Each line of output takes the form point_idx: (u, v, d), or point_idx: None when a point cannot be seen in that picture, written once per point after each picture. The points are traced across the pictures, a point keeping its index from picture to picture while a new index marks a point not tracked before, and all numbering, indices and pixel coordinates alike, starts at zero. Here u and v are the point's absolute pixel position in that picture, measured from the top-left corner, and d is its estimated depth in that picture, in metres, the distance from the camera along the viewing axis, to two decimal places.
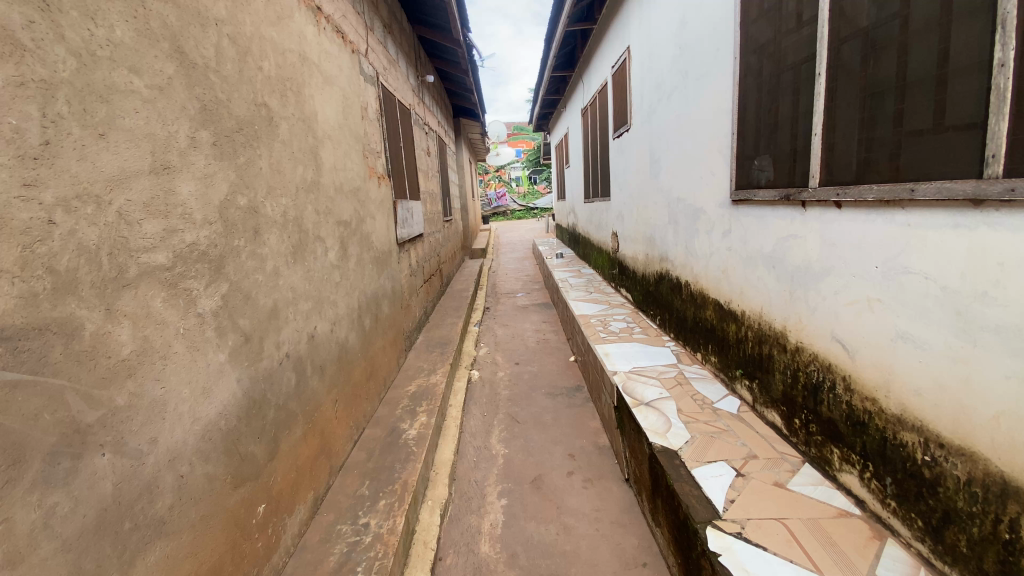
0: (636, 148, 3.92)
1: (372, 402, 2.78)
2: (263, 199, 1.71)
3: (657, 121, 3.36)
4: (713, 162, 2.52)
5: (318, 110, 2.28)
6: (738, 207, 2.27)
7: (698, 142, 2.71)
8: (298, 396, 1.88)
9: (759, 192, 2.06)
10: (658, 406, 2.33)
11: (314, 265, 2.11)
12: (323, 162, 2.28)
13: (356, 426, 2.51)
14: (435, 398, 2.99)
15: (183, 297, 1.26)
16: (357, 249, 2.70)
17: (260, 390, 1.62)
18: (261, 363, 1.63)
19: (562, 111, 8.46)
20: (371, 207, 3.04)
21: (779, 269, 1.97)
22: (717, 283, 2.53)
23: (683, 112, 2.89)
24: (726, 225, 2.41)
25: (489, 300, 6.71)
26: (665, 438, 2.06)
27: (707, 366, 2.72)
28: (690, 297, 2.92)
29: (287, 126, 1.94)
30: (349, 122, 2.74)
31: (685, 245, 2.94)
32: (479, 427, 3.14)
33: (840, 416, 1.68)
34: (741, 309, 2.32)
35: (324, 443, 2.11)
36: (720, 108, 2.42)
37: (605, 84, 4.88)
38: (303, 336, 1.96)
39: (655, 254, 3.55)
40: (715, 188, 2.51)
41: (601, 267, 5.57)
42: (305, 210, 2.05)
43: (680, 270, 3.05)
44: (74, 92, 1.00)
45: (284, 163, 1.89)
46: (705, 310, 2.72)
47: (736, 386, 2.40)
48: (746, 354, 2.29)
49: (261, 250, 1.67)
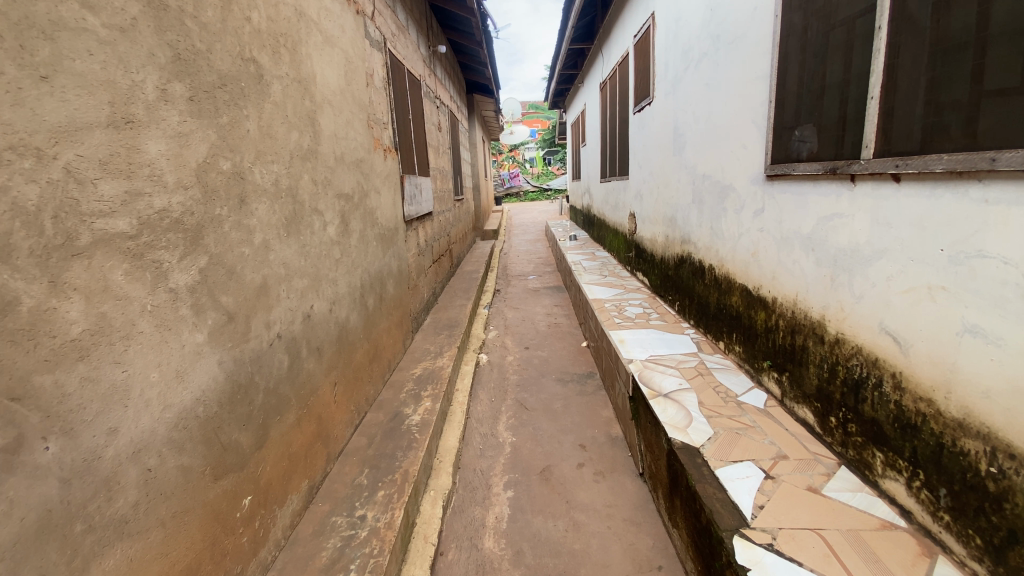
0: (658, 122, 3.68)
1: (375, 385, 2.65)
2: (251, 165, 1.55)
3: (682, 92, 3.13)
4: (745, 135, 2.31)
5: (317, 71, 2.10)
6: (774, 184, 2.07)
7: (727, 114, 2.49)
8: (291, 380, 1.75)
9: (799, 166, 1.86)
10: (678, 398, 2.18)
11: (311, 240, 1.96)
12: (321, 129, 2.12)
13: (358, 410, 2.39)
14: (440, 382, 2.86)
15: (151, 270, 1.12)
16: (360, 224, 2.55)
17: (246, 373, 1.49)
18: (248, 344, 1.50)
19: (580, 87, 8.14)
20: (377, 182, 2.88)
21: (820, 252, 1.78)
22: (746, 268, 2.35)
23: (712, 82, 2.67)
24: (758, 203, 2.21)
25: (500, 282, 6.53)
26: (686, 433, 1.90)
27: (731, 356, 2.54)
28: (714, 281, 2.73)
29: (280, 86, 1.78)
30: (352, 88, 2.57)
31: (710, 227, 2.74)
32: (486, 412, 3.01)
33: (886, 417, 1.51)
34: (771, 295, 2.13)
35: (321, 429, 1.98)
36: (754, 77, 2.21)
37: (627, 55, 4.62)
38: (298, 316, 1.82)
39: (676, 236, 3.36)
40: (746, 164, 2.32)
41: (616, 249, 5.37)
42: (300, 179, 1.90)
43: (704, 254, 2.87)
44: (8, 25, 0.85)
45: (276, 126, 1.73)
46: (729, 297, 2.54)
47: (764, 379, 2.22)
48: (776, 344, 2.11)
49: (248, 222, 1.52)
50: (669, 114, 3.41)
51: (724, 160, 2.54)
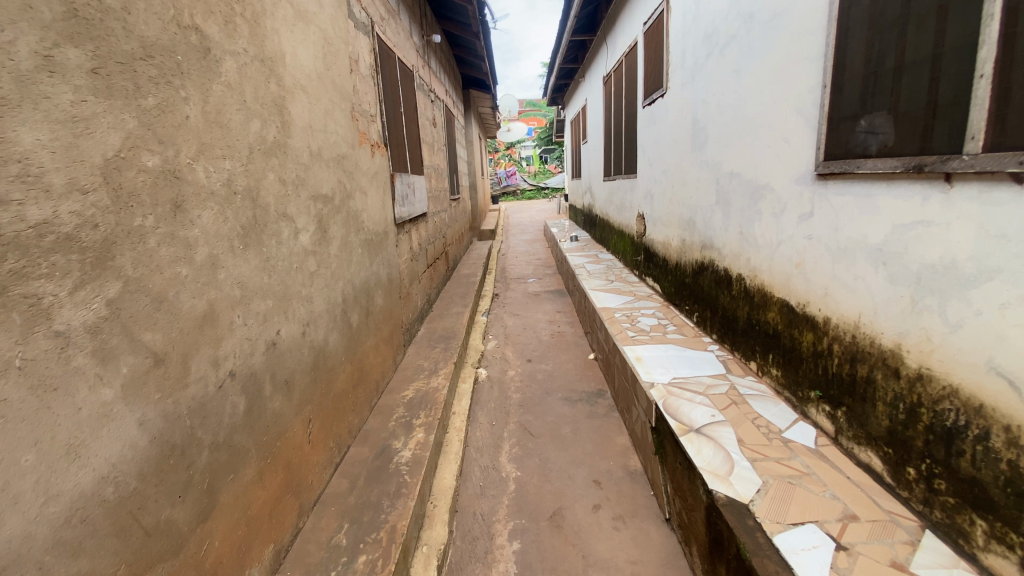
0: (673, 115, 3.36)
1: (360, 413, 2.32)
2: (190, 161, 1.23)
3: (704, 81, 2.80)
4: (787, 127, 2.00)
5: (286, 50, 1.77)
6: (827, 183, 1.75)
7: (763, 103, 2.17)
8: (249, 427, 1.42)
9: (866, 162, 1.54)
10: (712, 435, 1.86)
11: (277, 251, 1.63)
12: (292, 119, 1.78)
13: (339, 446, 2.06)
14: (435, 407, 2.53)
15: (21, 305, 0.82)
16: (341, 230, 2.22)
17: (184, 429, 1.16)
18: (186, 391, 1.17)
19: (580, 82, 7.82)
20: (362, 181, 2.55)
21: (894, 267, 1.47)
22: (787, 281, 2.03)
23: (743, 68, 2.35)
24: (804, 206, 1.89)
25: (499, 286, 6.20)
26: (729, 484, 1.58)
27: (766, 380, 2.23)
28: (744, 293, 2.42)
29: (235, 65, 1.45)
30: (332, 72, 2.23)
31: (740, 232, 2.43)
32: (487, 439, 2.68)
33: (993, 478, 1.20)
34: (822, 315, 1.82)
35: (291, 479, 1.65)
36: (798, 58, 1.89)
37: (635, 44, 4.29)
38: (259, 346, 1.49)
39: (695, 240, 3.04)
40: (787, 161, 2.00)
41: (622, 252, 5.05)
42: (263, 179, 1.57)
43: (730, 261, 2.55)
44: None
45: (229, 113, 1.40)
46: (765, 312, 2.23)
47: (811, 411, 1.91)
48: (829, 372, 1.79)
49: (185, 234, 1.19)
50: (687, 106, 3.08)
51: (758, 155, 2.22)
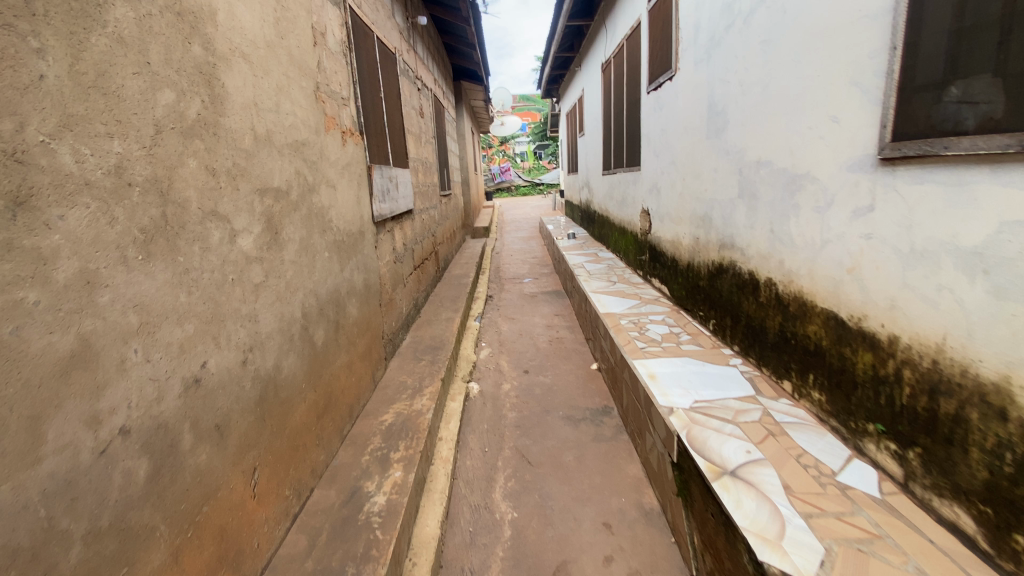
0: (683, 99, 3.01)
1: (326, 447, 1.96)
2: (47, 138, 0.87)
3: (722, 57, 2.45)
4: (835, 103, 1.66)
5: (219, 5, 1.41)
6: (896, 171, 1.42)
7: (801, 77, 1.83)
8: (154, 498, 1.06)
9: (962, 142, 1.20)
10: (752, 480, 1.51)
11: (203, 260, 1.27)
12: (228, 93, 1.42)
13: (296, 493, 1.70)
14: (417, 436, 2.17)
15: None
16: (300, 230, 1.86)
17: (31, 525, 0.80)
18: (36, 469, 0.82)
19: (576, 71, 7.46)
20: (330, 172, 2.19)
21: (1004, 279, 1.14)
22: (835, 289, 1.69)
23: (773, 37, 2.00)
24: (861, 199, 1.55)
25: (492, 287, 5.84)
26: (784, 554, 1.23)
27: (805, 404, 1.90)
28: (774, 301, 2.08)
29: (133, 14, 1.09)
30: (288, 42, 1.86)
31: (770, 230, 2.08)
32: (478, 470, 2.33)
33: None
34: (886, 333, 1.48)
35: (224, 551, 1.30)
36: (851, 17, 1.55)
37: (638, 24, 3.94)
38: (171, 387, 1.13)
39: (710, 239, 2.70)
40: (835, 144, 1.66)
41: (624, 250, 4.70)
42: (181, 167, 1.21)
43: (755, 263, 2.22)
44: None
45: (121, 76, 1.03)
46: (802, 325, 1.89)
47: (870, 448, 1.58)
48: (895, 403, 1.46)
49: (35, 243, 0.83)
50: (700, 88, 2.74)
51: (794, 140, 1.88)
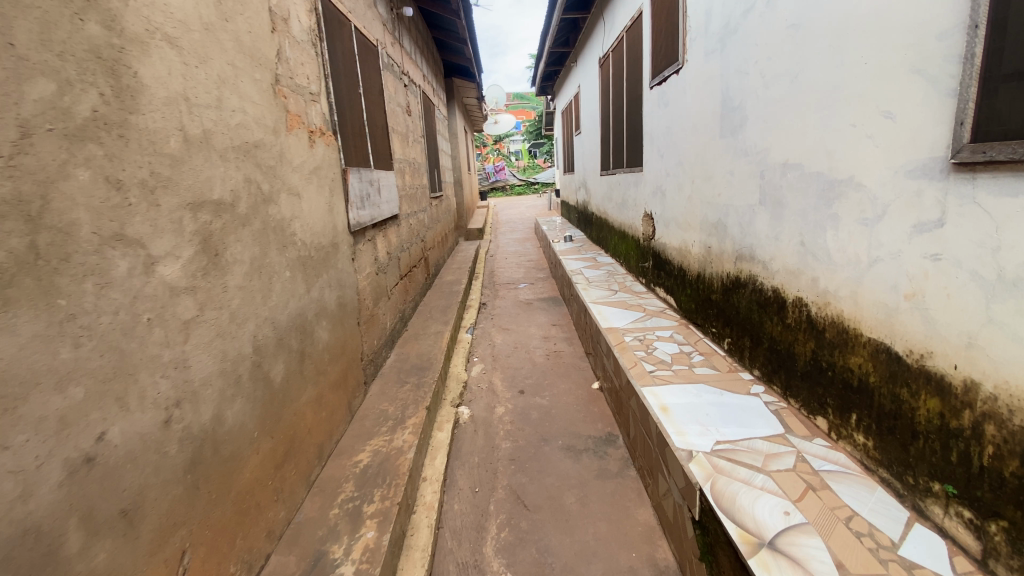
0: (692, 94, 2.73)
1: (287, 501, 1.67)
2: None
3: (740, 45, 2.17)
4: (888, 96, 1.38)
5: None
6: (976, 180, 1.15)
7: (841, 66, 1.55)
8: None
9: None
10: (794, 554, 1.24)
11: (99, 300, 0.99)
12: (140, 84, 1.14)
13: (245, 566, 1.42)
14: (396, 481, 1.89)
15: None
16: (252, 248, 1.56)
17: None
18: None
19: (572, 67, 7.17)
20: (292, 178, 1.90)
21: None
22: (887, 317, 1.43)
23: (804, 20, 1.72)
24: (926, 212, 1.28)
25: (486, 293, 5.55)
26: None
27: (846, 448, 1.63)
28: (805, 325, 1.80)
29: None
30: (236, 25, 1.57)
31: (800, 243, 1.81)
32: (467, 515, 2.05)
33: None
34: (960, 376, 1.22)
35: None
36: None
37: (639, 13, 3.66)
38: (41, 477, 0.85)
39: (725, 249, 2.42)
40: (889, 144, 1.39)
41: (624, 255, 4.42)
42: (60, 180, 0.93)
43: (781, 279, 1.94)
44: None
45: None
46: (842, 355, 1.62)
47: (937, 512, 1.31)
48: (972, 463, 1.20)
49: None
50: (713, 81, 2.46)
51: (832, 139, 1.61)
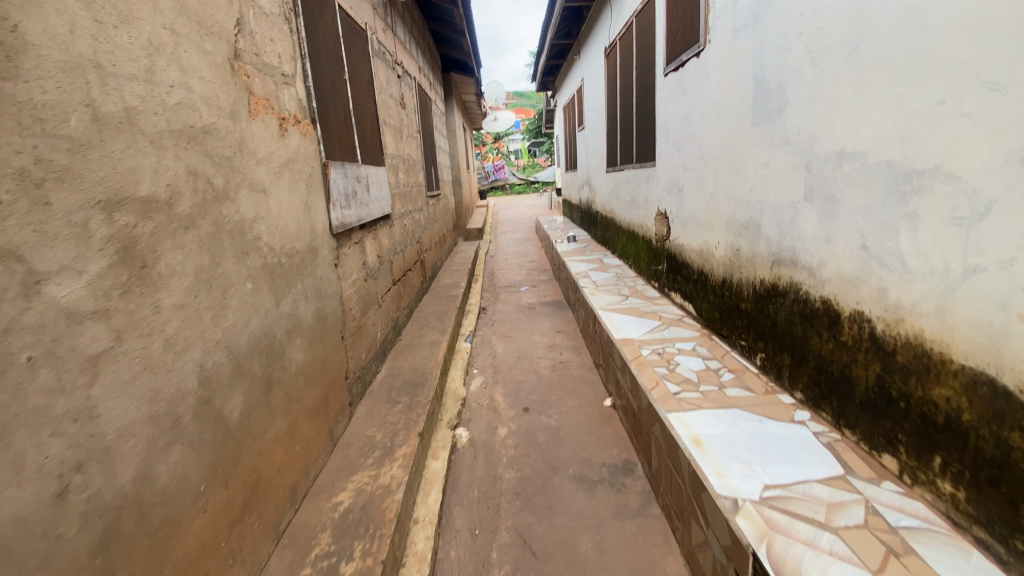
0: (716, 78, 2.43)
1: (245, 562, 1.38)
2: None
3: (777, 17, 1.88)
4: (994, 62, 1.09)
5: None
6: None
7: (922, 30, 1.26)
8: None
9: None
10: None
11: None
12: (22, 44, 0.86)
13: None
14: (382, 531, 1.59)
15: None
16: (197, 256, 1.27)
17: None
18: None
19: (574, 60, 6.88)
20: (257, 172, 1.60)
21: None
22: (992, 340, 1.13)
23: None
24: None
25: (486, 297, 5.25)
26: None
27: (926, 496, 1.34)
28: (866, 344, 1.51)
29: None
30: None
31: (860, 246, 1.51)
32: (466, 565, 1.75)
33: None
34: None
35: None
36: None
37: None
38: None
39: (758, 252, 2.13)
40: (995, 123, 1.10)
41: (634, 256, 4.13)
42: None
43: (832, 289, 1.65)
44: None
45: None
46: (921, 384, 1.33)
47: None
48: None
49: None
50: (742, 61, 2.17)
51: (908, 121, 1.31)
